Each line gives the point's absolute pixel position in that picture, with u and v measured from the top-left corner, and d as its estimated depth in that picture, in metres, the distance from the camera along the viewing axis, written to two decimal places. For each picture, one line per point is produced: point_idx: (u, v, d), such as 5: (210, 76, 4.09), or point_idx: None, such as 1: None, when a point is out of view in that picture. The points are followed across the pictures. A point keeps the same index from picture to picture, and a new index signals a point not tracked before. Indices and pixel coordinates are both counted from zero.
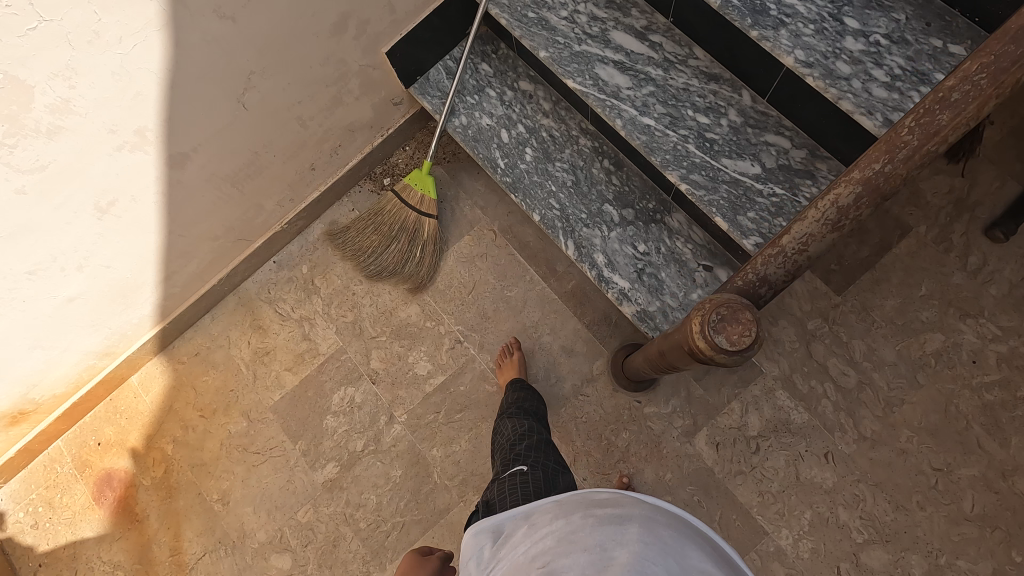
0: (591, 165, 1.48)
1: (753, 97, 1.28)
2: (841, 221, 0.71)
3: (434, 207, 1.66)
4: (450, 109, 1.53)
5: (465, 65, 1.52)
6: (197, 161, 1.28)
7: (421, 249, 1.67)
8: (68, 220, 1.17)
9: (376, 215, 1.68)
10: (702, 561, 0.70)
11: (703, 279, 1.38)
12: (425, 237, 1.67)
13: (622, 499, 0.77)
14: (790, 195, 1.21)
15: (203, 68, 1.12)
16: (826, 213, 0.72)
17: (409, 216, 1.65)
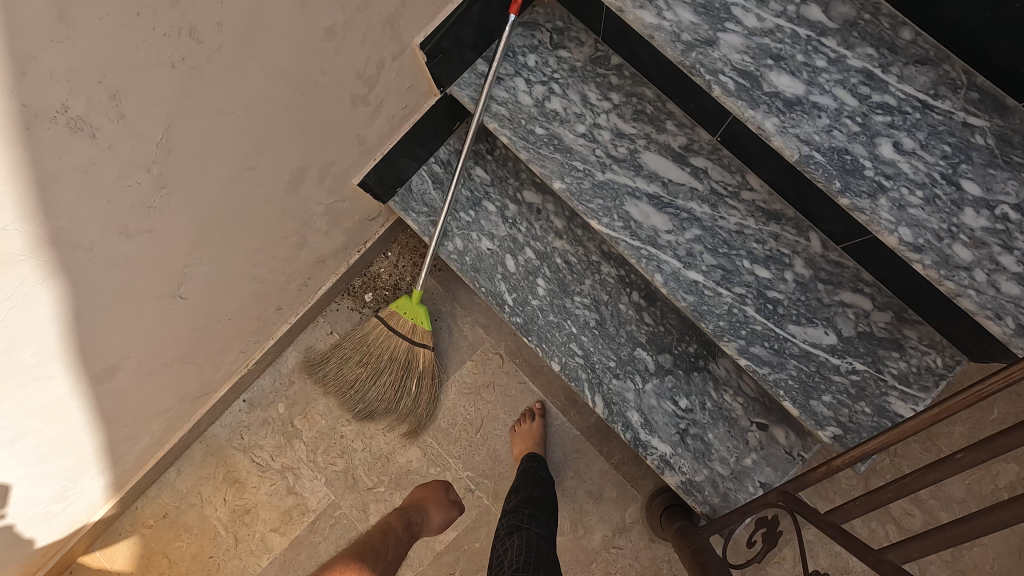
0: (617, 299, 1.23)
1: (824, 241, 1.03)
2: None
3: (428, 336, 1.39)
4: (441, 236, 1.25)
5: (456, 181, 1.22)
6: (130, 365, 1.00)
7: (417, 381, 1.41)
8: None
9: (360, 345, 1.40)
10: None
11: (757, 439, 1.18)
12: (419, 369, 1.40)
13: None
14: (873, 372, 0.99)
15: (118, 289, 0.82)
16: None
17: (399, 346, 1.38)
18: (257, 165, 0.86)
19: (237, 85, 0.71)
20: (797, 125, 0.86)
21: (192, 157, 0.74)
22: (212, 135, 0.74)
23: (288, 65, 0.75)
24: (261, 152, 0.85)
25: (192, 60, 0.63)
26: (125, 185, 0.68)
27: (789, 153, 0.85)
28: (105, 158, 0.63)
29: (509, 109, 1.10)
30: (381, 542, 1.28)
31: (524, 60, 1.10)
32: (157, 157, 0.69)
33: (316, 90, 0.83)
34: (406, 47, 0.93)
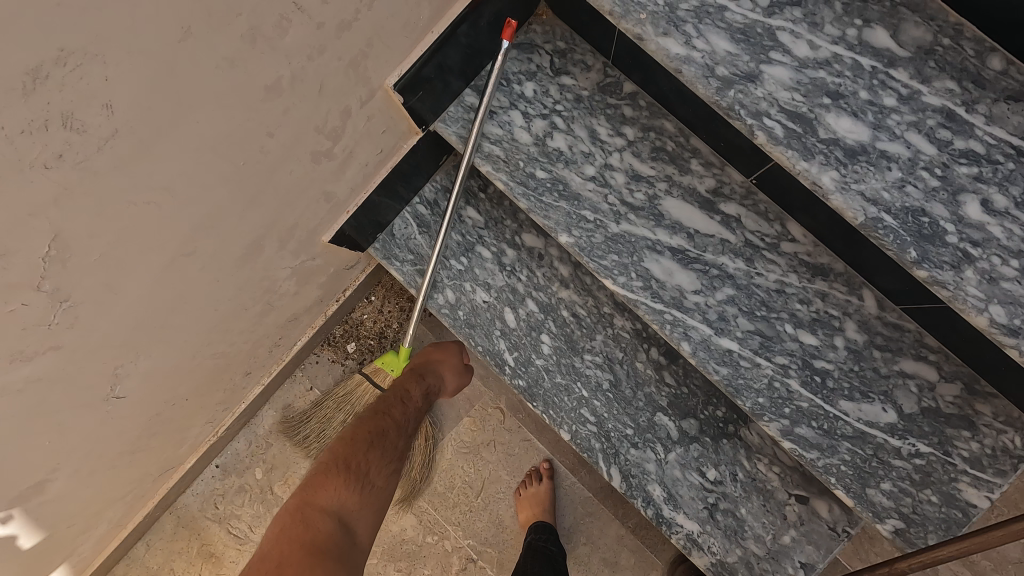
0: (633, 357, 1.08)
1: (879, 300, 0.88)
2: None
3: None
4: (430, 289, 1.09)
5: (444, 227, 1.06)
6: (63, 475, 0.84)
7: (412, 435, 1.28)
8: None
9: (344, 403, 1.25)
10: None
11: (797, 514, 1.04)
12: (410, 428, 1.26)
13: None
14: (941, 455, 0.85)
15: (26, 414, 0.66)
16: None
17: None
18: (197, 248, 0.70)
19: (152, 170, 0.54)
20: (861, 181, 0.70)
21: (103, 260, 0.58)
22: (126, 231, 0.57)
23: (221, 136, 0.58)
24: (199, 235, 0.68)
25: (74, 154, 0.46)
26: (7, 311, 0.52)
27: (852, 215, 0.69)
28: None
29: (504, 148, 0.93)
30: (402, 413, 1.16)
31: (521, 90, 0.93)
32: (48, 272, 0.53)
33: (263, 155, 0.66)
34: (377, 90, 0.76)
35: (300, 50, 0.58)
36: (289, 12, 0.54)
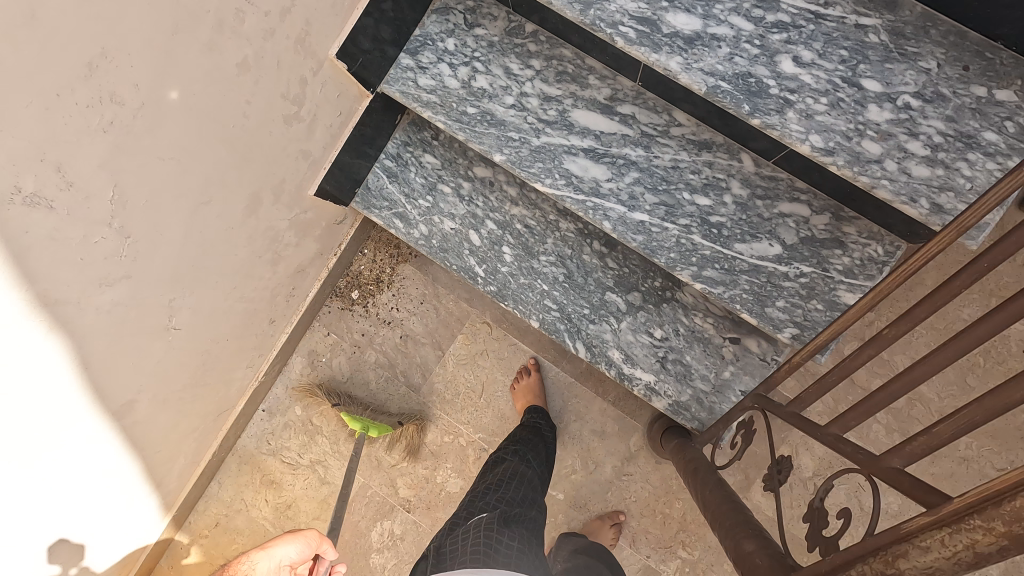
0: (581, 251, 1.30)
1: (756, 160, 1.09)
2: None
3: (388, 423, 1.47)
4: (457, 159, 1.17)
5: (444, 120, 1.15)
6: (146, 397, 1.12)
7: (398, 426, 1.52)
8: (34, 524, 1.01)
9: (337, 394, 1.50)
10: None
11: (732, 352, 1.26)
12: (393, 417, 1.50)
13: None
14: (820, 272, 1.06)
15: (112, 333, 0.93)
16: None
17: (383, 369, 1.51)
18: (212, 199, 0.95)
19: (169, 135, 0.79)
20: (697, 59, 0.91)
21: (148, 206, 0.83)
22: (162, 180, 0.83)
23: (212, 106, 0.83)
24: (211, 187, 0.93)
25: (120, 121, 0.71)
26: (91, 242, 0.78)
27: (697, 88, 0.90)
28: (69, 222, 0.73)
29: (439, 95, 1.15)
30: None
31: (445, 46, 1.15)
32: (114, 212, 0.78)
33: (246, 118, 0.91)
34: (323, 61, 1.00)
35: (255, 34, 0.82)
36: (242, 6, 0.77)
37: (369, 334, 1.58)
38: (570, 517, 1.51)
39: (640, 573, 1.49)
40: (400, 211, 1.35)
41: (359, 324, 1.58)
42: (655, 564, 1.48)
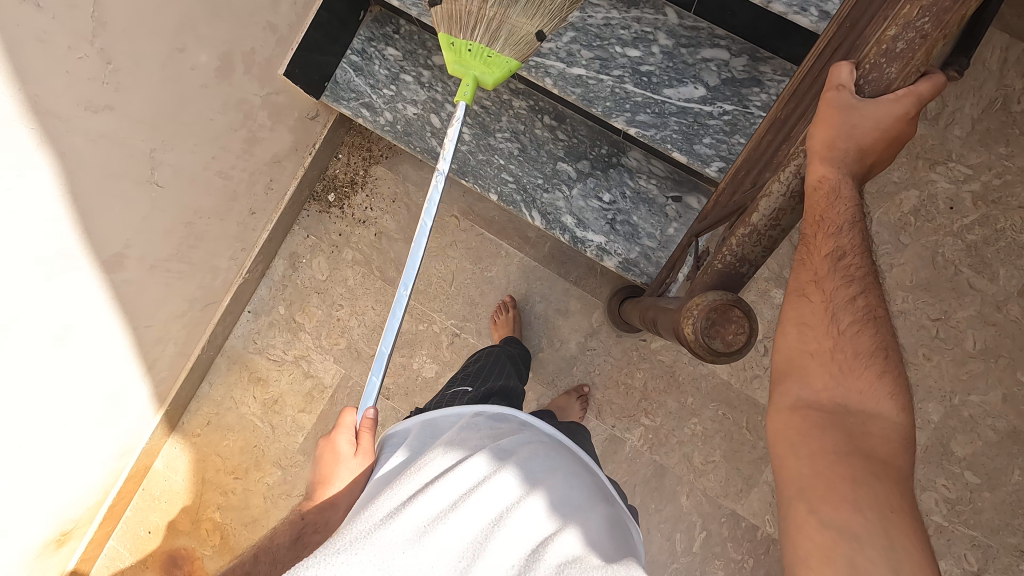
0: (533, 126, 1.41)
1: (679, 13, 1.20)
2: (773, 228, 0.62)
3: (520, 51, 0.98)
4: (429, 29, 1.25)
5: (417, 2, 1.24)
6: (134, 255, 1.21)
7: (537, 33, 1.00)
8: (34, 361, 1.11)
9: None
10: (562, 472, 0.89)
11: (675, 210, 1.36)
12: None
13: (513, 435, 0.91)
14: (741, 109, 1.17)
15: (100, 168, 1.04)
16: (756, 232, 0.63)
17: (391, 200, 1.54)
18: (184, 47, 1.09)
19: None
20: None
21: (126, 36, 0.98)
22: (137, 12, 0.98)
23: None
24: (184, 35, 1.08)
25: None
26: (76, 57, 0.92)
27: None
28: (54, 28, 0.87)
29: None
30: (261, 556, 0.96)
31: None
32: (96, 31, 0.93)
33: None
34: None
35: None
36: None
37: (346, 233, 1.68)
38: (540, 393, 1.59)
39: (607, 443, 1.57)
40: (367, 101, 1.44)
41: (336, 225, 1.68)
42: (620, 432, 1.56)
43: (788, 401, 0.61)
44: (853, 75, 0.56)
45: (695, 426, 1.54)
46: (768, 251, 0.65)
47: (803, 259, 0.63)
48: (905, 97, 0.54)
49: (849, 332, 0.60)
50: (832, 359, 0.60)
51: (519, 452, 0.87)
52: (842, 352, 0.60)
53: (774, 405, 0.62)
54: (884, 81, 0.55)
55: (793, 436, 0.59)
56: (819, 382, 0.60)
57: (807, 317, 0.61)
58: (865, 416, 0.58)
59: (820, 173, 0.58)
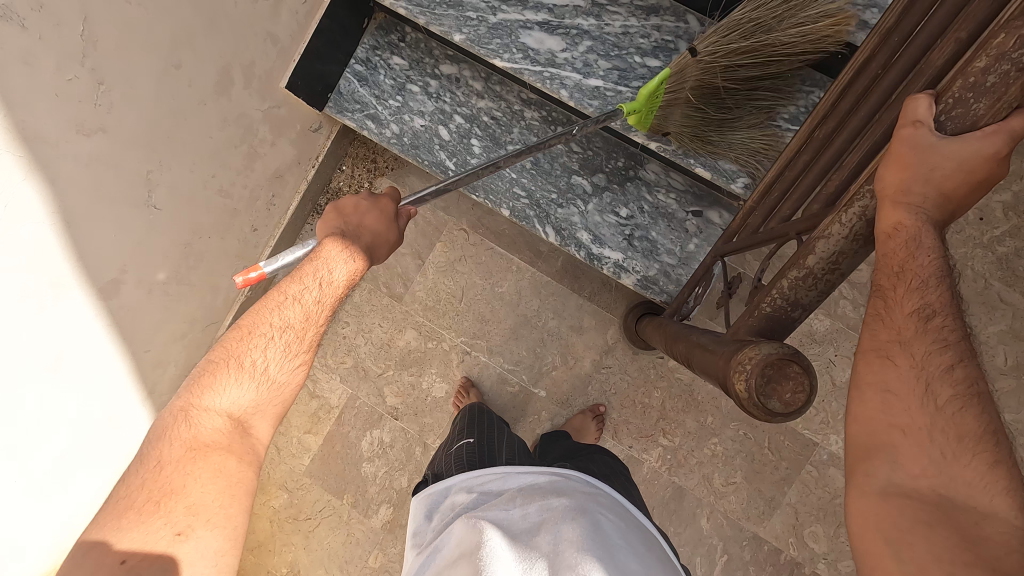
0: (546, 138, 1.35)
1: (701, 20, 1.14)
2: (834, 271, 0.57)
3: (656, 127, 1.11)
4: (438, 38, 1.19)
5: (424, 10, 1.18)
6: (130, 279, 1.14)
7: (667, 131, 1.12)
8: (29, 396, 1.04)
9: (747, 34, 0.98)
10: (635, 557, 0.77)
11: (696, 225, 1.30)
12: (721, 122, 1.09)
13: (587, 503, 0.82)
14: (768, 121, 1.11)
15: (92, 191, 0.98)
16: (812, 276, 0.58)
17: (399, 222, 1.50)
18: (180, 63, 1.03)
19: None
20: None
21: (117, 53, 0.92)
22: (129, 28, 0.93)
23: None
24: (179, 50, 1.02)
25: None
26: (65, 78, 0.87)
27: None
28: (41, 49, 0.82)
29: None
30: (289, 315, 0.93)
31: None
32: (85, 51, 0.88)
33: None
34: None
35: None
36: None
37: None
38: (554, 413, 1.54)
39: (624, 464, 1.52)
40: (372, 113, 1.38)
41: None
42: (637, 453, 1.51)
43: (876, 485, 0.55)
44: (931, 111, 0.51)
45: (715, 446, 1.49)
46: (823, 296, 0.59)
47: (881, 315, 0.58)
48: (993, 133, 0.49)
49: (949, 411, 0.54)
50: (931, 440, 0.54)
51: (591, 525, 0.77)
52: (942, 434, 0.54)
53: (856, 486, 0.56)
54: (967, 115, 0.50)
55: (887, 530, 0.52)
56: (915, 466, 0.54)
57: (892, 384, 0.56)
58: (975, 515, 0.51)
59: (893, 218, 0.53)
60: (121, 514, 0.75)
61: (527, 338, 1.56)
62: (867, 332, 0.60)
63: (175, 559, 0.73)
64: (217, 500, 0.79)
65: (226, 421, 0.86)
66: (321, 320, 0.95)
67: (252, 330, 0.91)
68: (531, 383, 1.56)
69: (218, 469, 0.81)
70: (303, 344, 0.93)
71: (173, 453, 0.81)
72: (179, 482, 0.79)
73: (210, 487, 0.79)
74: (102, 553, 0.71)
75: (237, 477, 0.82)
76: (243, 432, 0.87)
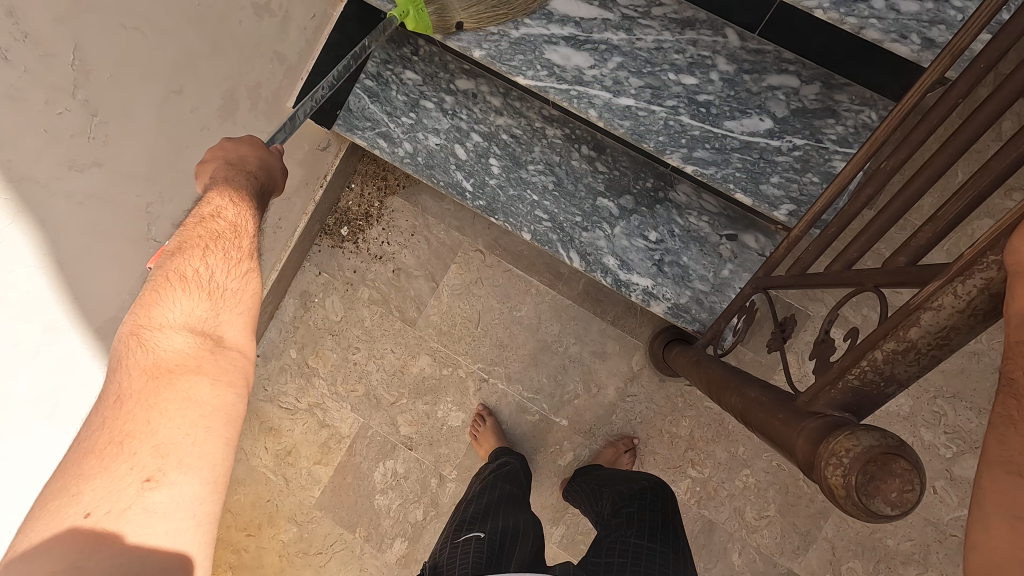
0: (570, 157, 1.28)
1: (741, 34, 1.06)
2: (941, 347, 0.49)
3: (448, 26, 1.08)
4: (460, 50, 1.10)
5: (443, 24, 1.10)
6: None
7: (457, 22, 1.08)
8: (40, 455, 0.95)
9: None
10: None
11: (730, 250, 1.23)
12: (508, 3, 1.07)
13: None
14: (814, 143, 1.03)
15: (88, 231, 0.90)
16: (913, 351, 0.50)
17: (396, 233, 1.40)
18: (181, 88, 0.95)
19: None
20: None
21: (111, 82, 0.86)
22: (124, 54, 0.86)
23: None
24: (180, 74, 0.95)
25: None
26: (54, 112, 0.80)
27: None
28: (27, 82, 0.76)
29: None
30: (210, 237, 0.83)
31: None
32: (77, 81, 0.81)
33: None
34: None
35: None
36: None
37: (362, 270, 1.54)
38: (577, 443, 1.47)
39: None
40: (383, 131, 1.30)
41: (350, 261, 1.54)
42: (665, 485, 1.44)
43: None
44: None
45: (747, 478, 1.41)
46: (924, 371, 0.51)
47: (1015, 420, 0.42)
48: None
49: None
50: None
51: None
52: None
53: None
54: None
55: None
56: None
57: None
58: None
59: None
60: (80, 460, 0.62)
61: (547, 365, 1.48)
62: (993, 439, 0.43)
63: (148, 509, 0.60)
64: (189, 437, 0.66)
65: (188, 339, 0.74)
66: (249, 231, 0.89)
67: (184, 248, 0.81)
68: (552, 412, 1.48)
69: (181, 396, 0.68)
70: (240, 252, 0.85)
71: (133, 386, 0.68)
72: (135, 419, 0.65)
73: (180, 422, 0.66)
74: (60, 518, 0.58)
75: (211, 404, 0.69)
76: (213, 348, 0.75)
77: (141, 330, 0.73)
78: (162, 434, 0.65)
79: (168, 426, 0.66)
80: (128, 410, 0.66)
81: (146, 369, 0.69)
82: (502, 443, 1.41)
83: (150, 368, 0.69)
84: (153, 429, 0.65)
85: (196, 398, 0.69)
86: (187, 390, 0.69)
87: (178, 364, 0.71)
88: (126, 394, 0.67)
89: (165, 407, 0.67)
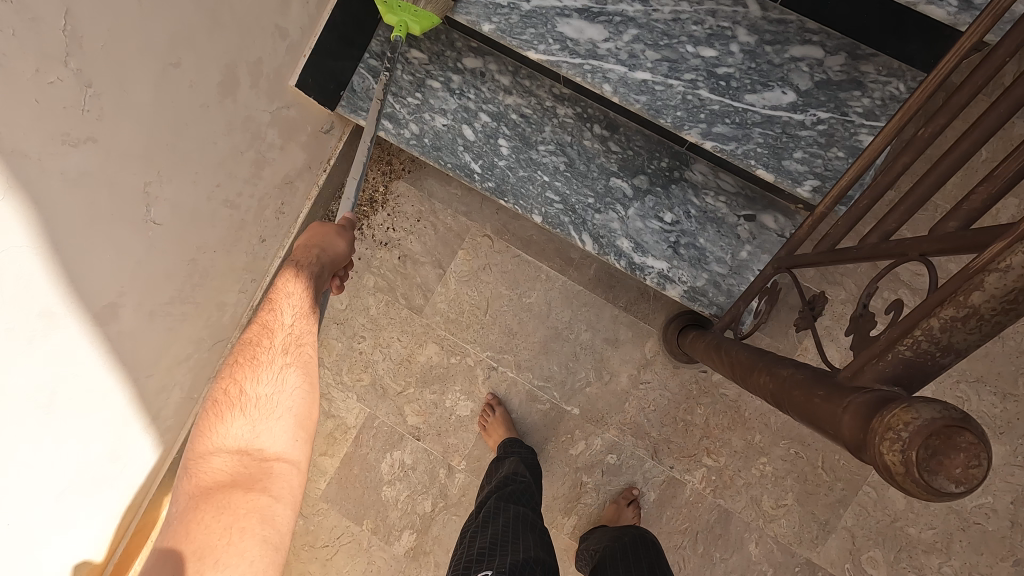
0: (581, 137, 1.24)
1: (761, 3, 1.01)
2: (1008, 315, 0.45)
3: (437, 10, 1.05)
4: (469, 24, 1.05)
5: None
6: (130, 304, 1.01)
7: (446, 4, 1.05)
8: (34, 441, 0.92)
9: None
10: None
11: (748, 231, 1.19)
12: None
13: None
14: (839, 116, 0.99)
15: (85, 211, 0.86)
16: (972, 321, 0.47)
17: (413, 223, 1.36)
18: (179, 62, 0.92)
19: None
20: None
21: (107, 53, 0.81)
22: (121, 25, 0.82)
23: None
24: (179, 47, 0.91)
25: None
26: (47, 82, 0.76)
27: None
28: (15, 48, 0.70)
29: None
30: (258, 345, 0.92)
31: None
32: (69, 50, 0.77)
33: None
34: None
35: None
36: None
37: (366, 257, 1.50)
38: (589, 432, 1.44)
39: (665, 487, 1.42)
40: (388, 112, 1.26)
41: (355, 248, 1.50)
42: (679, 474, 1.40)
43: None
44: None
45: (764, 466, 1.38)
46: (985, 339, 0.48)
47: None
48: None
49: None
50: None
51: None
52: None
53: None
54: None
55: None
56: None
57: None
58: None
59: None
60: None
61: (558, 353, 1.45)
62: None
63: None
64: (223, 546, 0.74)
65: (234, 458, 0.84)
66: (307, 325, 0.96)
67: (234, 369, 0.92)
68: (563, 400, 1.45)
69: (221, 511, 0.77)
70: (281, 357, 0.93)
71: (186, 505, 0.79)
72: (183, 534, 0.75)
73: (215, 532, 0.75)
74: None
75: (245, 513, 0.77)
76: (256, 463, 0.84)
77: (198, 456, 0.84)
78: (202, 546, 0.74)
79: (209, 538, 0.75)
80: (182, 527, 0.76)
81: (196, 487, 0.80)
82: (512, 433, 1.39)
83: (198, 487, 0.80)
84: (198, 543, 0.74)
85: (233, 510, 0.77)
86: (227, 503, 0.78)
87: (220, 482, 0.81)
88: (180, 515, 0.78)
89: (207, 524, 0.76)
